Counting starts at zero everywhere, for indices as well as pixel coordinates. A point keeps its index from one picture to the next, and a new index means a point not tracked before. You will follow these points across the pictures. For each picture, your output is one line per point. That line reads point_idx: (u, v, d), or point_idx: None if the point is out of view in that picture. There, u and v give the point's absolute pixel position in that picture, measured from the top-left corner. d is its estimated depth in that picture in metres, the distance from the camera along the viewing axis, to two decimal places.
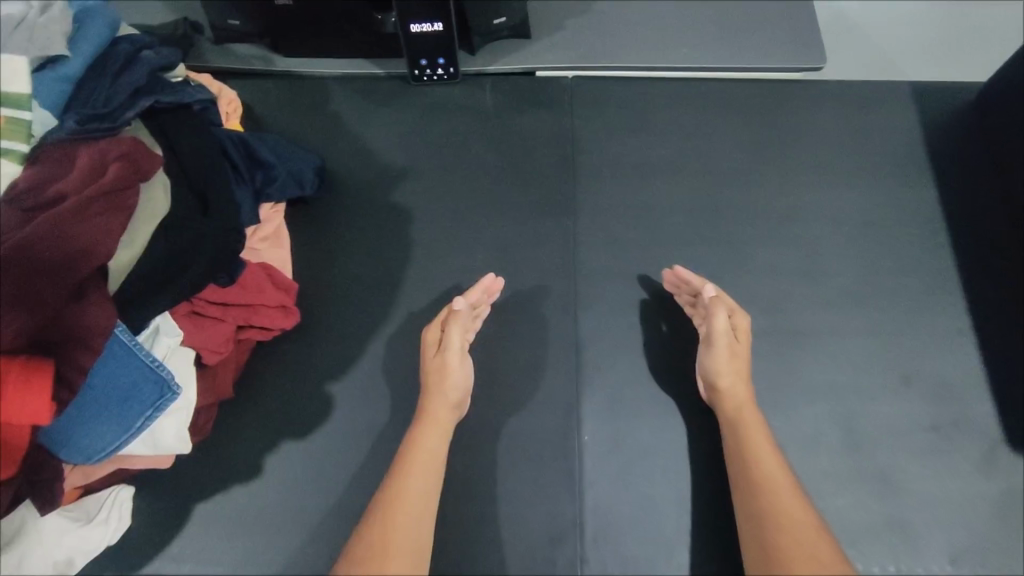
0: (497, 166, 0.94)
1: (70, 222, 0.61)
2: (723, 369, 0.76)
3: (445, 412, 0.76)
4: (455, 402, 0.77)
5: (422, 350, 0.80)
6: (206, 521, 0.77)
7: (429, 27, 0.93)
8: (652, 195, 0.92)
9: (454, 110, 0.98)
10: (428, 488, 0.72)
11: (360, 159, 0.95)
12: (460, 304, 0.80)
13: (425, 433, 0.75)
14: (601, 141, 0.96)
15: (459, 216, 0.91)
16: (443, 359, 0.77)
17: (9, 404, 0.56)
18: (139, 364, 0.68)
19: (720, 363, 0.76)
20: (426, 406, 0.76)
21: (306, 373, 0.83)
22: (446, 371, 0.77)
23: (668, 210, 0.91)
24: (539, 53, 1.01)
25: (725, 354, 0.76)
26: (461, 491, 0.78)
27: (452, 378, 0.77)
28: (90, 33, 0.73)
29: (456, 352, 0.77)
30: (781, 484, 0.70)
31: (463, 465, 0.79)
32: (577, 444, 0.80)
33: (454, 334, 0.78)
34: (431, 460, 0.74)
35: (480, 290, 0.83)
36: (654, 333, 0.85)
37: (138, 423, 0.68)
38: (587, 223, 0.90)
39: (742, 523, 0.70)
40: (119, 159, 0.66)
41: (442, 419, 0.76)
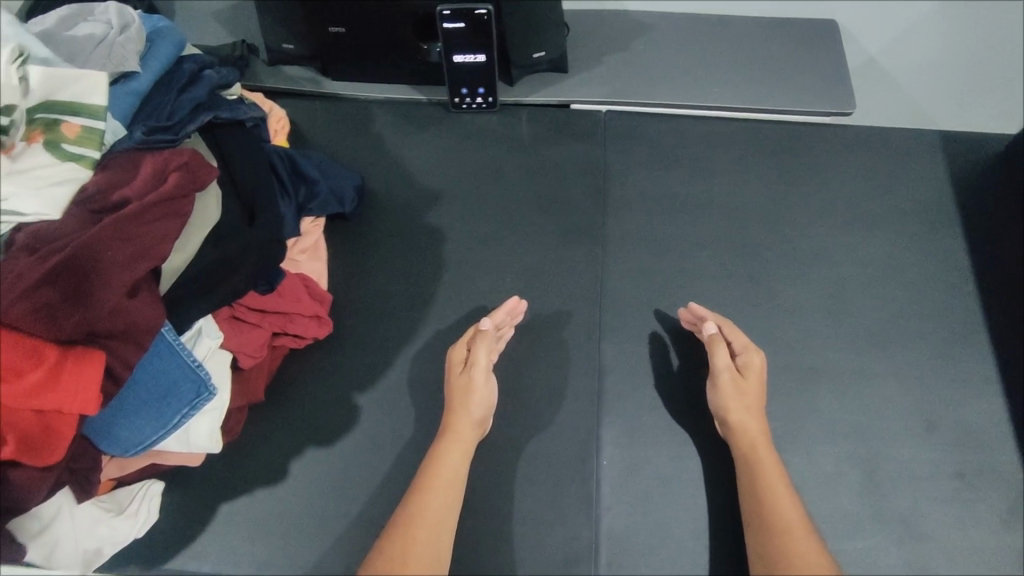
0: (529, 193, 0.98)
1: (131, 225, 0.65)
2: (733, 405, 0.77)
3: (467, 430, 0.78)
4: (477, 419, 0.79)
5: (448, 369, 0.82)
6: (231, 520, 0.79)
7: (473, 58, 0.98)
8: (678, 230, 0.94)
9: (490, 138, 1.02)
10: (447, 509, 0.73)
11: (399, 180, 0.99)
12: (488, 325, 0.82)
13: (446, 452, 0.76)
14: (630, 175, 0.98)
15: (491, 238, 0.95)
16: (468, 377, 0.80)
17: (61, 391, 0.59)
18: (179, 363, 0.72)
19: (729, 398, 0.78)
20: (451, 421, 0.78)
21: (336, 384, 0.86)
22: (471, 389, 0.79)
23: (695, 245, 0.93)
24: (575, 88, 1.05)
25: (732, 390, 0.78)
26: (478, 511, 0.79)
27: (476, 396, 0.79)
28: (159, 51, 0.78)
29: (483, 368, 0.80)
30: (799, 532, 0.69)
31: (481, 482, 0.80)
32: (596, 471, 0.80)
33: (479, 351, 0.80)
34: (451, 480, 0.74)
35: (504, 311, 0.85)
36: (675, 363, 0.86)
37: (174, 421, 0.71)
38: (614, 255, 0.93)
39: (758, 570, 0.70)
40: (179, 169, 0.71)
41: (465, 435, 0.77)
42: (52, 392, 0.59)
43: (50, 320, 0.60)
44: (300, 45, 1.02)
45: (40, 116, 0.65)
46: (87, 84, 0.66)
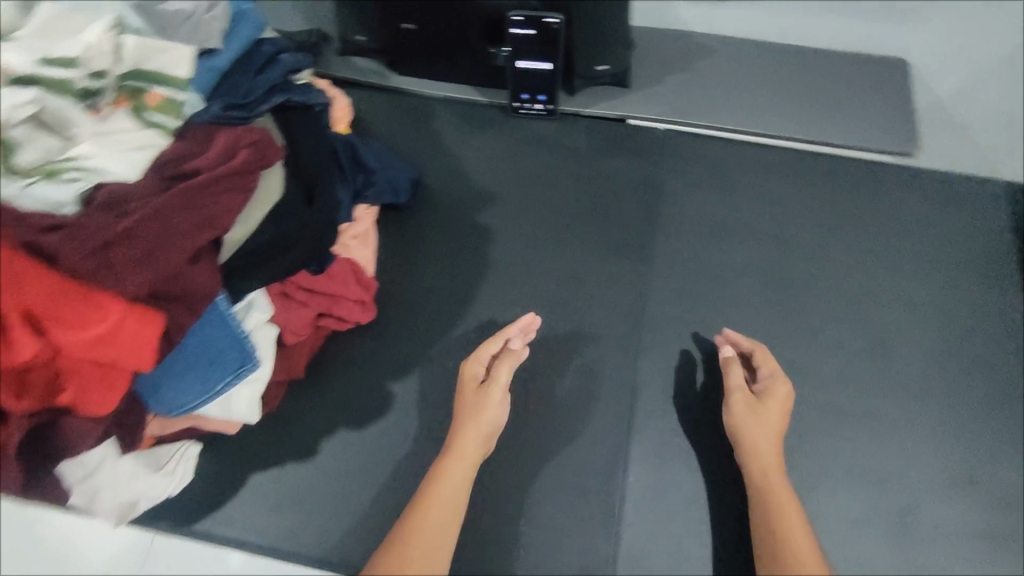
0: (579, 203, 0.99)
1: (201, 196, 0.68)
2: (749, 428, 0.76)
3: (474, 447, 0.76)
4: (485, 436, 0.78)
5: (460, 384, 0.81)
6: (261, 490, 0.82)
7: (537, 66, 0.99)
8: (724, 253, 0.93)
9: (546, 145, 1.04)
10: (448, 519, 0.73)
11: (453, 177, 1.01)
12: (517, 345, 0.82)
13: (449, 470, 0.75)
14: (681, 197, 0.99)
15: (538, 244, 0.96)
16: (483, 394, 0.79)
17: (123, 346, 0.63)
18: (228, 332, 0.74)
19: (745, 420, 0.77)
20: (460, 439, 0.77)
21: (373, 369, 0.87)
22: (485, 407, 0.78)
23: (740, 270, 0.92)
24: (636, 103, 1.06)
25: (747, 414, 0.77)
26: (492, 513, 0.79)
27: (489, 414, 0.78)
28: (241, 33, 0.80)
29: (500, 387, 0.79)
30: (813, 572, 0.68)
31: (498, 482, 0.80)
32: (614, 487, 0.79)
33: (500, 368, 0.80)
34: (453, 495, 0.74)
35: (520, 326, 0.84)
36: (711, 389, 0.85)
37: (217, 387, 0.74)
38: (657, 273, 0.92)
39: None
40: (248, 146, 0.72)
41: (470, 452, 0.76)
42: (115, 346, 0.62)
43: (118, 278, 0.62)
44: (372, 38, 1.05)
45: (128, 83, 0.68)
46: (172, 56, 0.69)
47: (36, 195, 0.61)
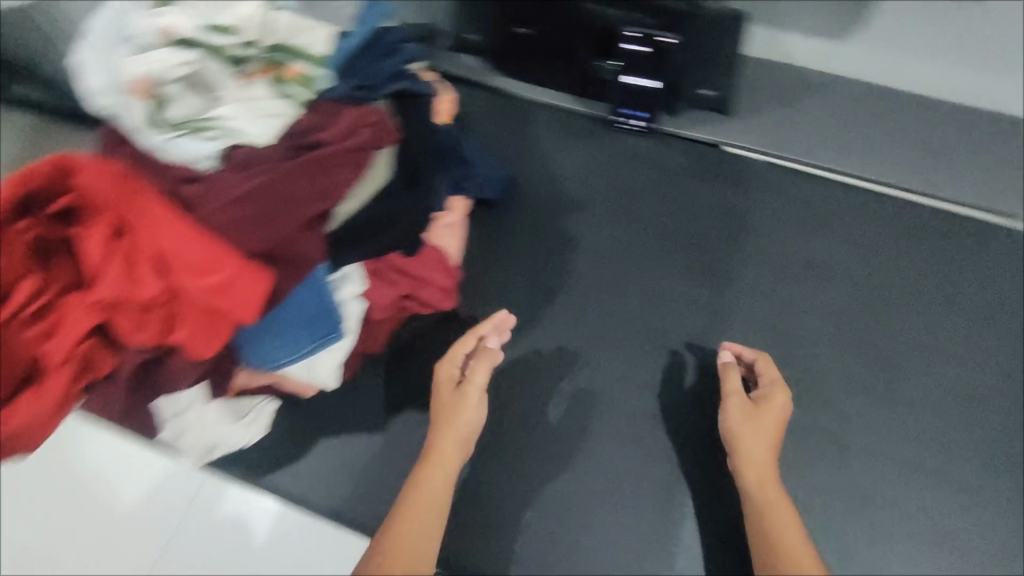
0: (665, 226, 1.00)
1: (321, 167, 0.71)
2: (742, 429, 0.81)
3: (452, 451, 0.78)
4: (463, 439, 0.80)
5: (437, 385, 0.83)
6: (332, 453, 0.88)
7: (645, 83, 1.01)
8: (793, 297, 0.95)
9: (638, 162, 1.04)
10: (432, 525, 0.74)
11: (543, 183, 1.03)
12: (493, 345, 0.84)
13: (429, 471, 0.77)
14: (761, 233, 0.99)
15: (620, 261, 0.98)
16: (458, 394, 0.81)
17: (232, 296, 0.66)
18: (321, 300, 0.75)
19: (740, 421, 0.81)
20: (437, 441, 0.79)
21: (444, 357, 0.90)
22: (461, 408, 0.80)
23: (807, 316, 0.94)
24: (733, 131, 1.05)
25: (741, 415, 0.82)
26: (541, 505, 0.89)
27: (465, 415, 0.80)
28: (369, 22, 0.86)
29: (477, 387, 0.81)
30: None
31: (551, 478, 0.90)
32: (656, 501, 0.88)
33: (475, 371, 0.82)
34: (434, 502, 0.75)
35: (492, 324, 0.86)
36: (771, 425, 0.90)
37: (304, 350, 0.76)
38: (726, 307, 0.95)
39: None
40: (370, 126, 0.75)
41: (448, 453, 0.78)
42: (225, 295, 0.66)
43: (239, 232, 0.67)
44: (486, 38, 1.09)
45: (270, 55, 0.74)
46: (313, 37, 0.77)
47: (180, 146, 0.67)
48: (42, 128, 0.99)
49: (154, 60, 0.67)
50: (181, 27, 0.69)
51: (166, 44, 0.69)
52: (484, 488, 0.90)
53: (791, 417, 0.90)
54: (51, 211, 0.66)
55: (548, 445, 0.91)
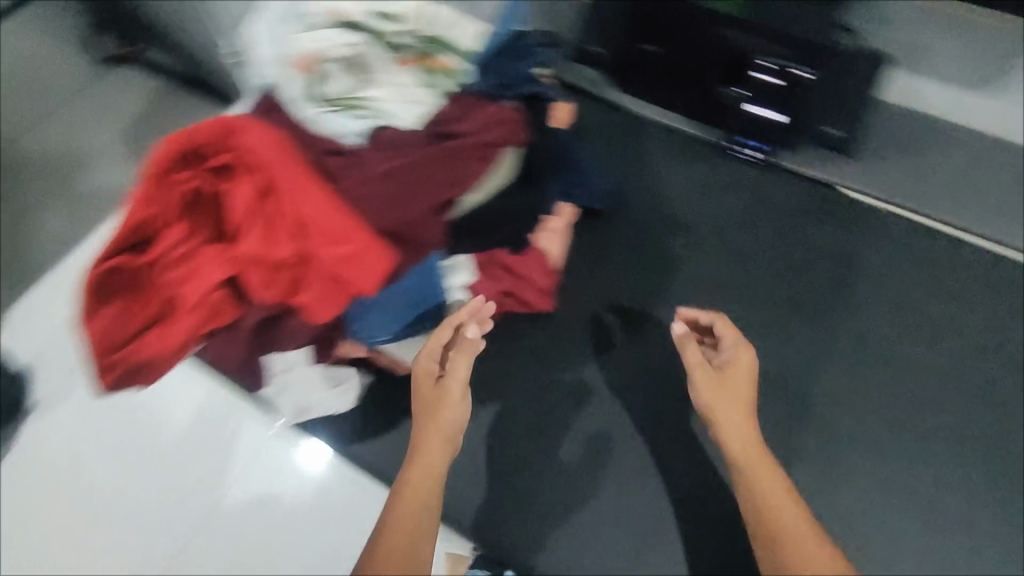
0: (771, 260, 0.99)
1: (454, 157, 0.75)
2: (715, 403, 0.69)
3: (439, 447, 0.65)
4: (449, 436, 0.66)
5: (415, 382, 0.69)
6: (406, 438, 0.87)
7: (770, 114, 1.01)
8: (887, 358, 0.93)
9: (749, 193, 1.03)
10: (419, 538, 0.57)
11: (650, 202, 1.04)
12: (474, 330, 0.72)
13: (414, 474, 0.62)
14: (863, 287, 0.97)
15: (720, 289, 0.98)
16: (441, 388, 0.68)
17: (359, 267, 0.70)
18: (434, 283, 0.77)
19: (711, 394, 0.69)
20: (421, 440, 0.65)
21: (539, 359, 0.95)
22: (444, 401, 0.67)
23: (901, 380, 0.92)
24: (847, 175, 1.02)
25: (711, 385, 0.70)
26: (608, 520, 0.88)
27: (449, 408, 0.67)
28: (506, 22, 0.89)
29: (461, 376, 0.69)
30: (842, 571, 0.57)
31: (616, 500, 0.89)
32: (722, 546, 0.86)
33: (457, 360, 0.70)
34: (419, 508, 0.59)
35: (467, 311, 0.75)
36: (851, 472, 0.89)
37: (410, 329, 0.78)
38: (817, 357, 0.94)
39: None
40: (502, 123, 0.78)
41: (435, 452, 0.64)
42: (353, 265, 0.69)
43: (376, 210, 0.71)
44: (608, 51, 1.10)
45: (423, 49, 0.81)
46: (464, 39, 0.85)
47: (334, 122, 0.75)
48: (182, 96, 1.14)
49: (331, 51, 0.78)
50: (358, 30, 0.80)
51: (342, 40, 0.80)
52: (548, 499, 0.89)
53: (877, 469, 0.89)
54: (204, 164, 0.71)
55: (618, 467, 0.90)
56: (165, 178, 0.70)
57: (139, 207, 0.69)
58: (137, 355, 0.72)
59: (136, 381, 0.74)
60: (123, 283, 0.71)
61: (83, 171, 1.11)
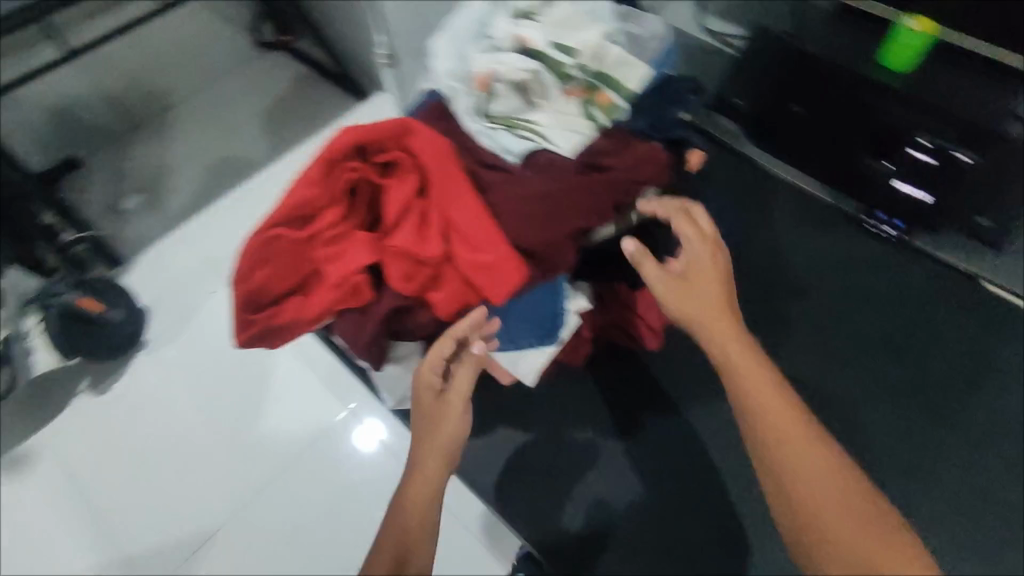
0: (881, 323, 1.12)
1: (602, 189, 0.77)
2: (683, 305, 0.76)
3: (436, 459, 0.76)
4: (446, 448, 0.77)
5: (418, 394, 0.80)
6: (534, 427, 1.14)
7: (918, 194, 1.10)
8: (927, 437, 1.06)
9: (873, 264, 1.16)
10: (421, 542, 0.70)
11: (772, 257, 1.17)
12: (479, 349, 0.79)
13: (412, 482, 0.75)
14: (922, 373, 1.09)
15: (826, 342, 1.12)
16: (442, 404, 0.79)
17: (495, 278, 0.74)
18: (549, 304, 0.81)
19: (679, 298, 0.76)
20: (420, 449, 0.77)
21: (651, 378, 1.17)
22: (445, 417, 0.78)
23: (936, 457, 1.05)
24: (930, 274, 1.14)
25: (676, 290, 0.77)
26: (690, 514, 1.09)
27: (449, 423, 0.78)
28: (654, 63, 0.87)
29: (461, 394, 0.79)
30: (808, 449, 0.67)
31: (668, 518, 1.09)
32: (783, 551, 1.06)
33: (459, 379, 0.80)
34: (421, 508, 0.72)
35: (468, 323, 0.76)
36: (924, 516, 1.02)
37: (520, 343, 0.82)
38: (864, 424, 1.06)
39: (788, 507, 0.66)
40: (654, 163, 0.80)
41: (431, 463, 0.76)
42: (490, 275, 0.75)
43: (520, 227, 0.75)
44: (750, 104, 1.19)
45: (590, 79, 0.82)
46: (630, 71, 0.83)
47: (495, 138, 0.80)
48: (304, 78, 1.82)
49: (503, 66, 0.80)
50: (532, 45, 0.81)
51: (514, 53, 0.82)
52: (608, 524, 1.09)
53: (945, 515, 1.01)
54: (370, 158, 0.78)
55: (680, 490, 1.10)
56: (333, 164, 0.76)
57: (306, 187, 0.75)
58: (278, 320, 0.78)
59: (269, 342, 0.80)
60: (275, 253, 0.77)
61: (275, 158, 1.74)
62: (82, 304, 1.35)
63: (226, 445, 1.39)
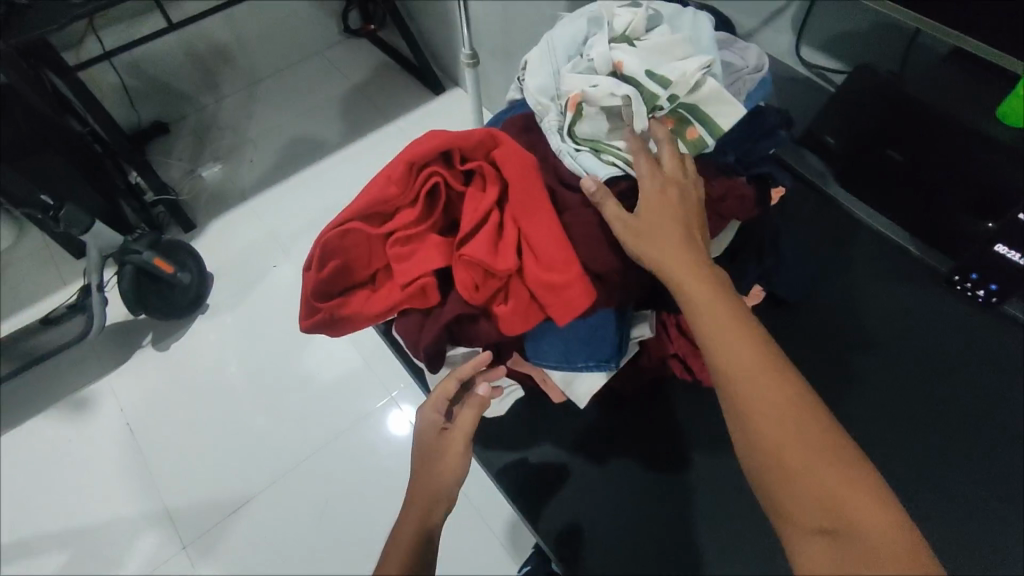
0: (949, 386, 1.07)
1: None
2: (639, 241, 0.70)
3: (434, 495, 0.74)
4: (444, 485, 0.76)
5: (421, 435, 0.81)
6: (572, 443, 1.11)
7: (1015, 256, 0.97)
8: (994, 514, 0.99)
9: (948, 322, 1.12)
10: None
11: (839, 304, 1.15)
12: (483, 389, 0.82)
13: (406, 520, 0.72)
14: (996, 446, 1.02)
15: (891, 396, 1.08)
16: (442, 442, 0.79)
17: (560, 300, 0.74)
18: (610, 328, 0.79)
19: (636, 236, 0.71)
20: (420, 486, 0.75)
21: (699, 413, 1.10)
22: (446, 454, 0.78)
23: (998, 534, 0.97)
24: (1017, 345, 1.08)
25: (633, 229, 0.71)
26: (724, 559, 1.01)
27: (451, 460, 0.77)
28: (752, 96, 0.85)
29: (463, 431, 0.79)
30: (761, 388, 0.64)
31: (710, 565, 1.01)
32: None
33: (464, 416, 0.80)
34: (410, 543, 0.69)
35: (472, 364, 0.81)
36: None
37: (577, 363, 0.81)
38: (926, 491, 1.01)
39: (751, 448, 0.63)
40: (737, 198, 0.81)
41: (428, 499, 0.74)
42: (558, 297, 0.74)
43: (595, 252, 0.75)
44: (840, 142, 1.18)
45: (681, 112, 0.80)
46: (722, 108, 0.79)
47: (575, 160, 0.79)
48: (393, 74, 1.90)
49: (594, 90, 0.79)
50: (625, 71, 0.79)
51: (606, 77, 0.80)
52: (639, 551, 1.03)
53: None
54: (453, 164, 0.79)
55: (720, 530, 1.03)
56: (417, 166, 0.77)
57: (388, 185, 0.76)
58: (344, 310, 0.80)
59: (331, 330, 0.82)
60: (349, 245, 0.78)
61: (349, 144, 1.79)
62: (156, 263, 1.42)
63: (267, 414, 1.43)
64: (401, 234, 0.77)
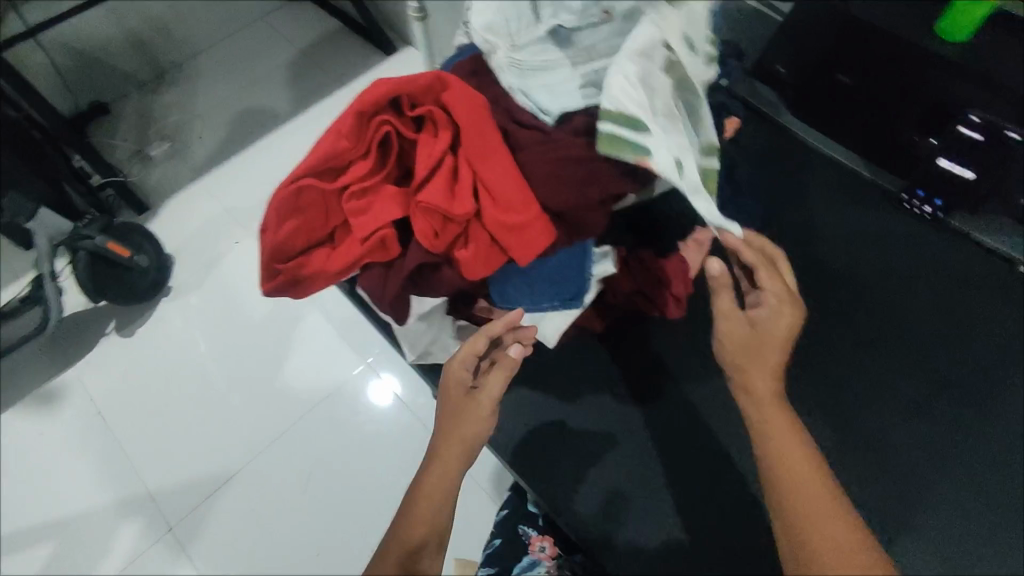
0: (901, 300, 1.12)
1: None
2: (732, 333, 0.76)
3: (453, 457, 0.75)
4: (466, 445, 0.76)
5: (448, 387, 0.79)
6: (547, 387, 1.12)
7: (959, 170, 1.06)
8: (948, 421, 1.04)
9: (899, 238, 1.15)
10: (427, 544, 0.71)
11: (798, 230, 1.18)
12: (514, 350, 0.80)
13: (426, 480, 0.75)
14: (944, 352, 1.08)
15: (848, 315, 1.12)
16: (469, 400, 0.78)
17: (520, 240, 0.74)
18: (574, 265, 0.81)
19: (731, 330, 0.76)
20: (440, 442, 0.76)
21: (667, 348, 1.13)
22: (469, 413, 0.77)
23: (949, 431, 1.03)
24: (961, 255, 1.12)
25: (732, 324, 0.76)
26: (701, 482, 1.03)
27: (474, 420, 0.77)
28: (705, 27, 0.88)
29: (489, 393, 0.78)
30: (810, 487, 0.67)
31: (687, 489, 1.03)
32: None
33: (491, 377, 0.79)
34: (429, 508, 0.73)
35: (502, 325, 0.81)
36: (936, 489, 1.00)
37: (545, 304, 0.84)
38: (882, 399, 1.06)
39: (793, 534, 0.66)
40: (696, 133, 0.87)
41: (445, 461, 0.75)
42: (519, 237, 0.74)
43: (552, 190, 0.75)
44: (790, 72, 1.19)
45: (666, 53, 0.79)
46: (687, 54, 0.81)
47: (536, 98, 0.80)
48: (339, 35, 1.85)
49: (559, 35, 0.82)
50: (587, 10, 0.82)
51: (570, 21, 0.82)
52: (620, 485, 1.04)
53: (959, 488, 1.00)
54: (404, 111, 0.77)
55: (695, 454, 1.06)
56: (368, 114, 0.75)
57: (339, 137, 0.74)
58: (304, 271, 0.79)
59: (294, 291, 0.81)
60: (305, 204, 0.76)
61: (301, 109, 1.75)
62: (110, 246, 1.37)
63: (241, 392, 1.42)
64: (357, 187, 0.76)
